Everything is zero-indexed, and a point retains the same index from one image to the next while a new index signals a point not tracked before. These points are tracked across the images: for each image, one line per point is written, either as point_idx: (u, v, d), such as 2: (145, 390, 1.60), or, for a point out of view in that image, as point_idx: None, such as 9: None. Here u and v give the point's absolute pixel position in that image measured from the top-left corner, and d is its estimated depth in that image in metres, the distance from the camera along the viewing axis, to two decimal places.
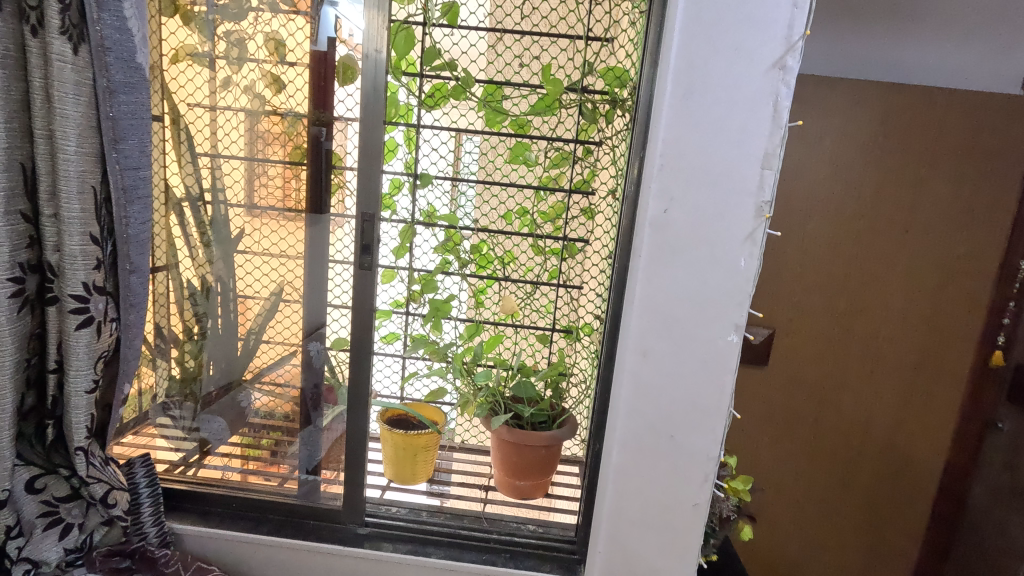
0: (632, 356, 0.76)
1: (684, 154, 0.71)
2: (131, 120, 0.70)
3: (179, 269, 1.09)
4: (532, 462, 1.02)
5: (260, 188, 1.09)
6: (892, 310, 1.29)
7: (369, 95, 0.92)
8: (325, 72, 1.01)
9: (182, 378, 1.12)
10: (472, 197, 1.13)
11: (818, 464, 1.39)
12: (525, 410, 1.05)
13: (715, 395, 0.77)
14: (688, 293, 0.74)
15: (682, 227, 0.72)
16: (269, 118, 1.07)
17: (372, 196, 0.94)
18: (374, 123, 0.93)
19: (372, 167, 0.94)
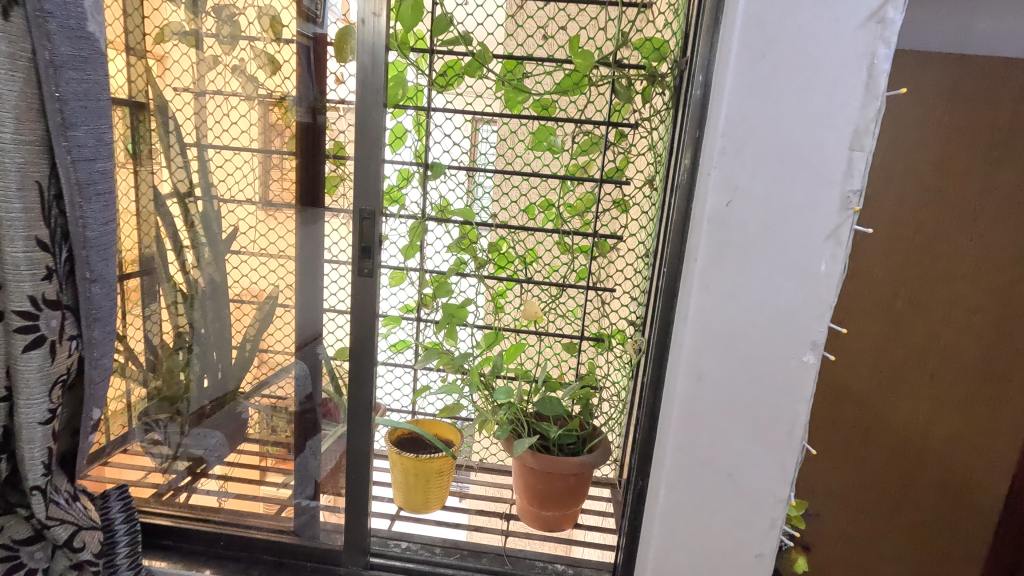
0: (684, 378, 0.63)
1: (752, 132, 0.57)
2: (82, 102, 0.59)
3: (163, 272, 0.98)
4: (560, 491, 0.90)
5: (277, 181, 0.98)
6: (957, 310, 1.13)
7: (365, 70, 0.80)
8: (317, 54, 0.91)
9: (169, 395, 1.02)
10: (490, 189, 1.00)
11: (867, 481, 1.23)
12: (552, 431, 0.92)
13: (784, 425, 0.63)
14: (754, 305, 0.61)
15: (748, 224, 0.59)
16: (276, 109, 0.96)
17: (372, 187, 0.82)
18: (372, 104, 0.80)
19: (371, 154, 0.82)
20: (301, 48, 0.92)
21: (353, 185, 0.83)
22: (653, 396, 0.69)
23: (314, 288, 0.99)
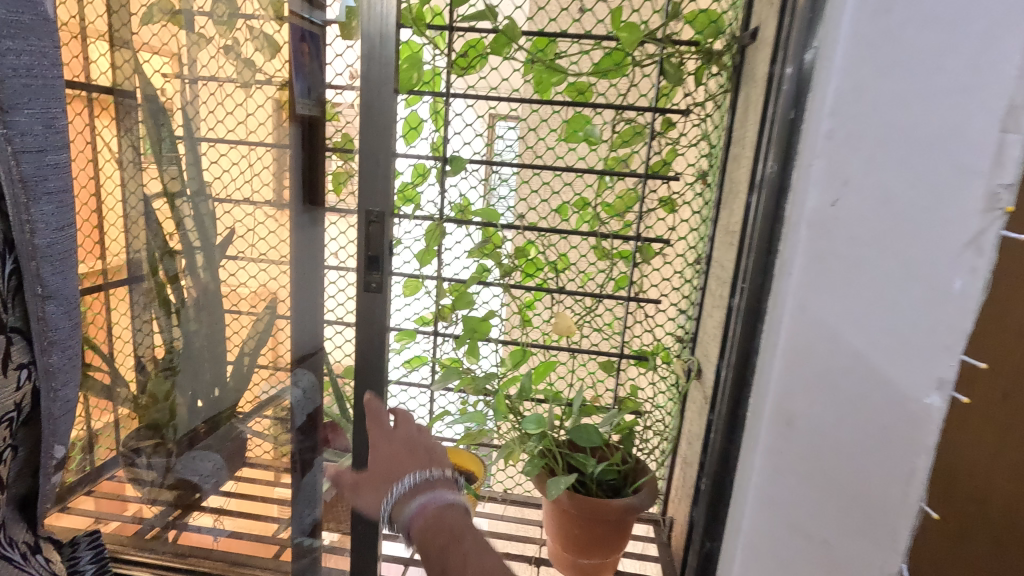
0: (770, 422, 0.50)
1: (871, 110, 0.44)
2: (23, 79, 0.48)
3: (150, 283, 0.86)
4: (600, 537, 0.78)
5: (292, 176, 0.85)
6: None
7: (373, 48, 0.68)
8: (310, 33, 0.79)
9: (153, 420, 0.91)
10: (514, 185, 0.88)
11: None
12: (589, 463, 0.79)
13: (897, 484, 0.50)
14: (864, 333, 0.48)
15: (862, 230, 0.46)
16: (279, 93, 0.83)
17: (380, 186, 0.70)
18: (381, 90, 0.69)
19: (379, 146, 0.69)
20: (307, 37, 0.79)
21: (359, 183, 0.71)
22: (726, 440, 0.56)
23: (312, 300, 0.88)
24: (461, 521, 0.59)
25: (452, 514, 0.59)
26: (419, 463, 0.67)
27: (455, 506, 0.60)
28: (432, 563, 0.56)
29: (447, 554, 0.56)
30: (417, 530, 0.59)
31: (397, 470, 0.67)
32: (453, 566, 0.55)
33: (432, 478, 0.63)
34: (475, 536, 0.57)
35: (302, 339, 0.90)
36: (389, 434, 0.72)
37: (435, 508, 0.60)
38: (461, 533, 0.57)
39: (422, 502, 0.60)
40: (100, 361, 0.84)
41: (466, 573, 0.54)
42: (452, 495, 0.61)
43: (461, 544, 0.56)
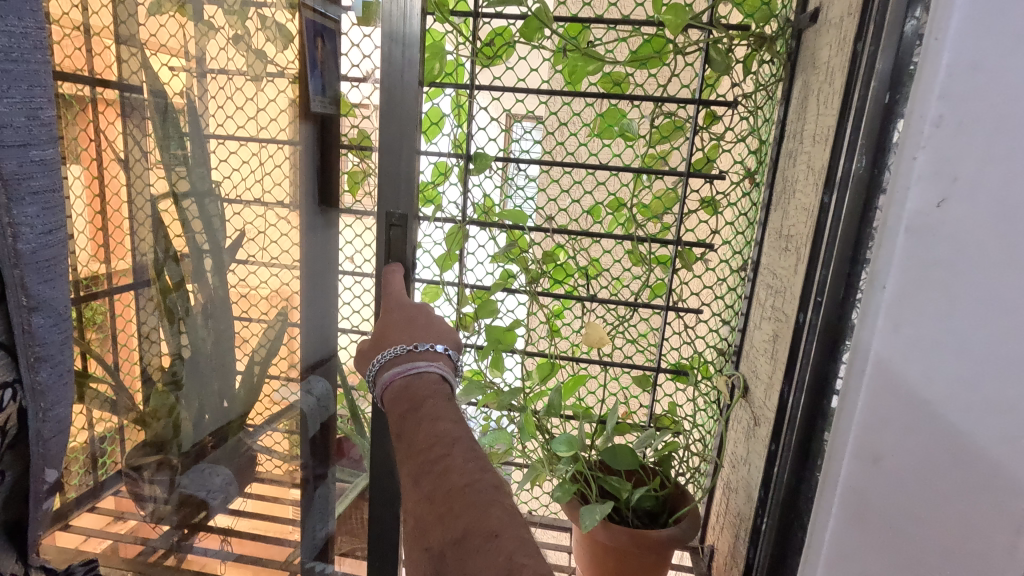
0: (852, 459, 0.43)
1: (992, 92, 0.36)
2: (1, 64, 0.43)
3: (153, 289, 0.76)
4: (635, 570, 0.72)
5: (308, 176, 0.81)
6: None
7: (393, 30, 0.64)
8: (321, 26, 0.74)
9: (157, 442, 0.81)
10: (535, 178, 0.80)
11: None
12: (627, 489, 0.73)
13: (1005, 537, 0.42)
14: (970, 358, 0.40)
15: (972, 236, 0.38)
16: (291, 87, 0.78)
17: (402, 180, 0.67)
18: (402, 88, 0.65)
19: (400, 141, 0.67)
20: (321, 34, 0.74)
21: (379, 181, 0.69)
22: (795, 475, 0.49)
23: (321, 307, 0.85)
24: (430, 385, 0.55)
25: (422, 380, 0.56)
26: (411, 330, 0.64)
27: (429, 375, 0.57)
28: (394, 426, 0.53)
29: (406, 420, 0.51)
30: (387, 396, 0.57)
31: (387, 337, 0.65)
32: (409, 427, 0.50)
33: (414, 351, 0.59)
34: (435, 401, 0.52)
35: (313, 346, 0.87)
36: (401, 300, 0.69)
37: (404, 377, 0.57)
38: (421, 395, 0.54)
39: (393, 371, 0.58)
40: (104, 372, 0.72)
41: (423, 428, 0.48)
42: (425, 363, 0.57)
43: (420, 408, 0.52)
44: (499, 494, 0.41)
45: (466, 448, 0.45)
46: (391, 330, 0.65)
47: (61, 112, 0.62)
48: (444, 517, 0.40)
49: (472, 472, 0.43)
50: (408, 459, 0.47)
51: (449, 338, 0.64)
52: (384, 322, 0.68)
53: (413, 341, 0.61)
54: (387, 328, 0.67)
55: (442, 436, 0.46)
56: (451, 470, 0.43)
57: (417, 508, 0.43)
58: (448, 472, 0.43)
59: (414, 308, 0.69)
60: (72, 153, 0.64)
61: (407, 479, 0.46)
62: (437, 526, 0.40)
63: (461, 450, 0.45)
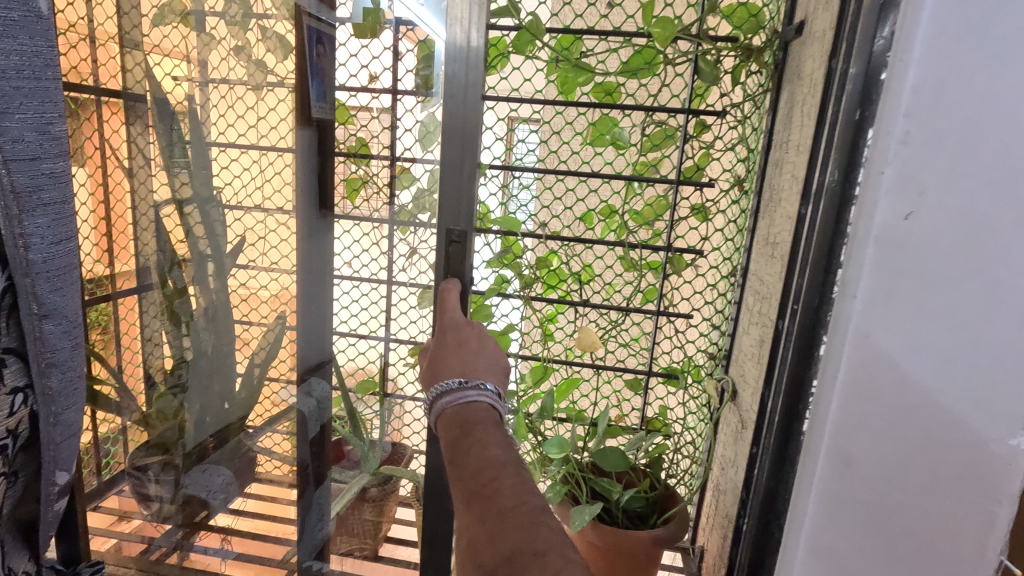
0: (827, 462, 0.45)
1: (955, 110, 0.38)
2: (13, 81, 0.45)
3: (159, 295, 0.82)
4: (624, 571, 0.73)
5: (304, 180, 0.82)
6: None
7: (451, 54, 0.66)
8: (319, 33, 0.76)
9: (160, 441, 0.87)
10: (531, 187, 0.81)
11: None
12: (615, 490, 0.75)
13: (975, 537, 0.44)
14: (940, 363, 0.41)
15: (939, 247, 0.40)
16: (288, 95, 0.80)
17: (459, 199, 0.70)
18: (460, 109, 0.67)
19: (458, 161, 0.68)
20: (323, 40, 0.76)
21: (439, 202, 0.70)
22: (773, 478, 0.50)
23: (318, 308, 0.86)
24: (480, 415, 0.55)
25: (473, 409, 0.56)
26: (464, 356, 0.63)
27: (479, 404, 0.56)
28: (446, 453, 0.53)
29: (456, 445, 0.52)
30: (440, 423, 0.57)
31: (438, 363, 0.64)
32: (459, 453, 0.51)
33: (466, 386, 0.57)
34: (485, 429, 0.52)
35: (309, 350, 0.88)
36: (455, 320, 0.69)
37: (454, 405, 0.56)
38: (471, 422, 0.54)
39: (445, 398, 0.57)
40: (107, 374, 0.79)
41: (472, 454, 0.49)
42: (476, 393, 0.56)
43: (469, 435, 0.52)
44: (550, 517, 0.42)
45: (516, 472, 0.46)
46: (446, 353, 0.64)
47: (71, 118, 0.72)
48: (495, 539, 0.41)
49: (522, 496, 0.44)
50: (458, 482, 0.49)
51: (500, 372, 0.61)
52: (439, 341, 0.69)
53: (466, 372, 0.59)
54: (443, 347, 0.67)
55: (492, 460, 0.47)
56: (501, 494, 0.44)
57: (469, 529, 0.45)
58: (497, 495, 0.44)
59: (468, 330, 0.68)
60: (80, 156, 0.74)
61: (458, 501, 0.48)
62: (486, 546, 0.41)
63: (509, 474, 0.46)
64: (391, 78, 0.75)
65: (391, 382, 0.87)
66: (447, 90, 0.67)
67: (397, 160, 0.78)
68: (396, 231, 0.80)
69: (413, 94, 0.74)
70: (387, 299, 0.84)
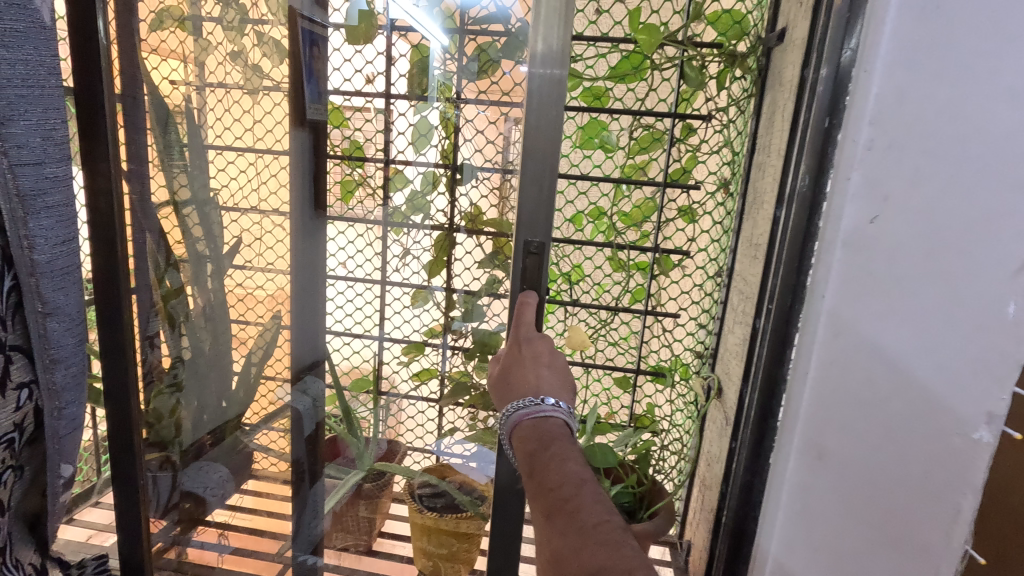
0: (800, 454, 0.46)
1: (917, 118, 0.40)
2: (18, 89, 0.46)
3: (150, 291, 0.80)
4: None
5: (298, 180, 0.85)
6: None
7: (537, 66, 0.62)
8: (314, 37, 0.79)
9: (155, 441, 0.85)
10: None
11: None
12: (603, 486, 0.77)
13: (940, 526, 0.46)
14: (907, 360, 0.43)
15: (903, 249, 0.42)
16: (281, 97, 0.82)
17: (537, 210, 0.64)
18: (543, 121, 0.62)
19: (541, 174, 0.63)
20: (318, 43, 0.79)
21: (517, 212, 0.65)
22: (749, 472, 0.52)
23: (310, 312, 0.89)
24: (556, 432, 0.57)
25: (549, 425, 0.58)
26: (541, 375, 0.63)
27: (553, 420, 0.59)
28: (522, 464, 0.57)
29: (534, 458, 0.55)
30: (514, 435, 0.60)
31: (516, 376, 0.64)
32: (537, 467, 0.54)
33: (542, 405, 0.59)
34: (561, 444, 0.55)
35: (303, 351, 0.90)
36: (529, 337, 0.65)
37: (531, 419, 0.59)
38: (548, 437, 0.56)
39: (521, 411, 0.60)
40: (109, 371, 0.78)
41: (549, 471, 0.52)
42: (551, 407, 0.59)
43: (547, 450, 0.55)
44: (629, 536, 0.46)
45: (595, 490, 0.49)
46: (521, 372, 0.63)
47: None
48: (582, 554, 0.45)
49: (603, 514, 0.47)
50: (538, 495, 0.52)
51: (570, 392, 0.62)
52: (513, 358, 0.66)
53: (539, 392, 0.61)
54: (517, 366, 0.64)
55: (570, 478, 0.50)
56: (582, 510, 0.48)
57: (551, 541, 0.49)
58: (579, 511, 0.48)
59: (543, 350, 0.65)
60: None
61: (537, 513, 0.52)
62: (573, 561, 0.46)
63: (588, 492, 0.50)
64: (384, 83, 0.78)
65: (385, 379, 0.90)
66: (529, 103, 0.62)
67: (392, 163, 0.81)
68: (390, 232, 0.83)
69: (405, 98, 0.78)
70: (381, 299, 0.87)
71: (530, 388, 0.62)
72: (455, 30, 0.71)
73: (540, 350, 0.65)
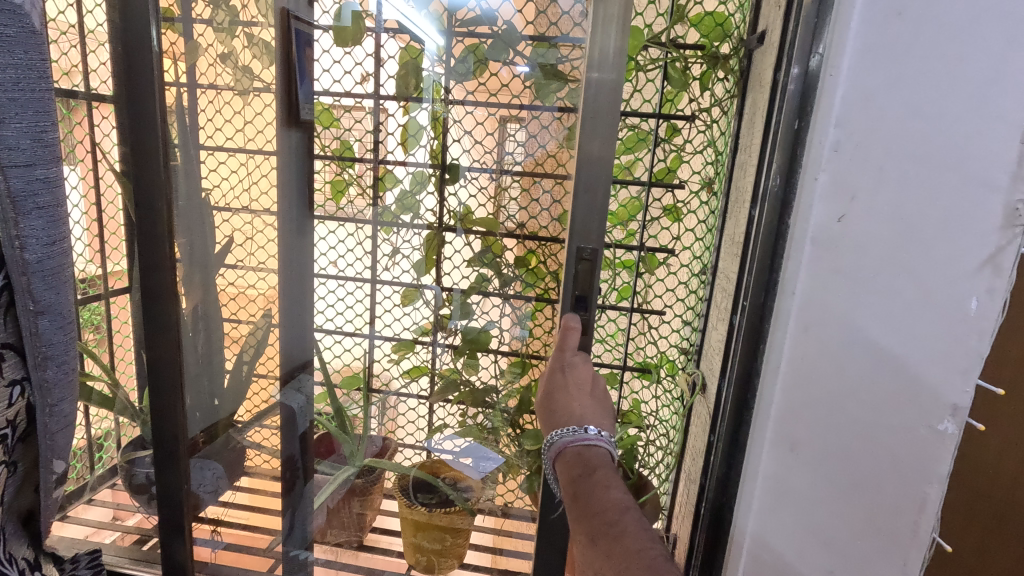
0: (772, 446, 0.48)
1: (880, 120, 0.41)
2: (8, 92, 0.47)
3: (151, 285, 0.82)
4: None
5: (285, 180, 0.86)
6: None
7: (593, 72, 0.59)
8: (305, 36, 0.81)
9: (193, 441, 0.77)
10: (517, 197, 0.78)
11: None
12: None
13: (908, 516, 0.47)
14: (873, 354, 0.45)
15: (869, 247, 0.43)
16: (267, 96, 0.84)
17: (592, 218, 0.62)
18: (600, 127, 0.60)
19: (596, 180, 0.61)
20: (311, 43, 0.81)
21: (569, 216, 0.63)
22: (726, 465, 0.53)
23: (297, 312, 0.91)
24: (601, 461, 0.59)
25: (593, 453, 0.60)
26: (583, 403, 0.63)
27: (598, 449, 0.60)
28: (566, 489, 0.59)
29: (579, 484, 0.57)
30: (558, 462, 0.61)
31: (558, 402, 0.64)
32: (581, 493, 0.56)
33: (586, 435, 0.60)
34: (606, 473, 0.57)
35: (292, 350, 0.91)
36: (573, 362, 0.64)
37: (576, 446, 0.60)
38: (593, 464, 0.58)
39: (565, 438, 0.61)
40: (100, 370, 0.85)
41: (594, 497, 0.55)
42: (595, 436, 0.60)
43: (592, 476, 0.57)
44: (670, 562, 0.48)
45: (639, 517, 0.52)
46: (565, 398, 0.64)
47: (64, 122, 0.82)
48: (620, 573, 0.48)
49: (646, 541, 0.50)
50: (582, 518, 0.54)
51: (610, 420, 0.63)
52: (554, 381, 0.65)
53: (583, 420, 0.62)
54: (559, 391, 0.65)
55: (614, 504, 0.53)
56: (626, 535, 0.50)
57: (593, 563, 0.51)
58: (623, 536, 0.51)
59: (586, 377, 0.64)
60: (73, 161, 0.84)
61: (580, 535, 0.54)
62: None
63: (632, 519, 0.52)
64: (373, 84, 0.80)
65: (375, 377, 0.92)
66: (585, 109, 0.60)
67: (381, 163, 0.83)
68: (380, 231, 0.86)
69: (395, 99, 0.80)
70: (371, 297, 0.89)
71: (573, 416, 0.62)
72: (445, 30, 0.75)
73: (581, 375, 0.64)
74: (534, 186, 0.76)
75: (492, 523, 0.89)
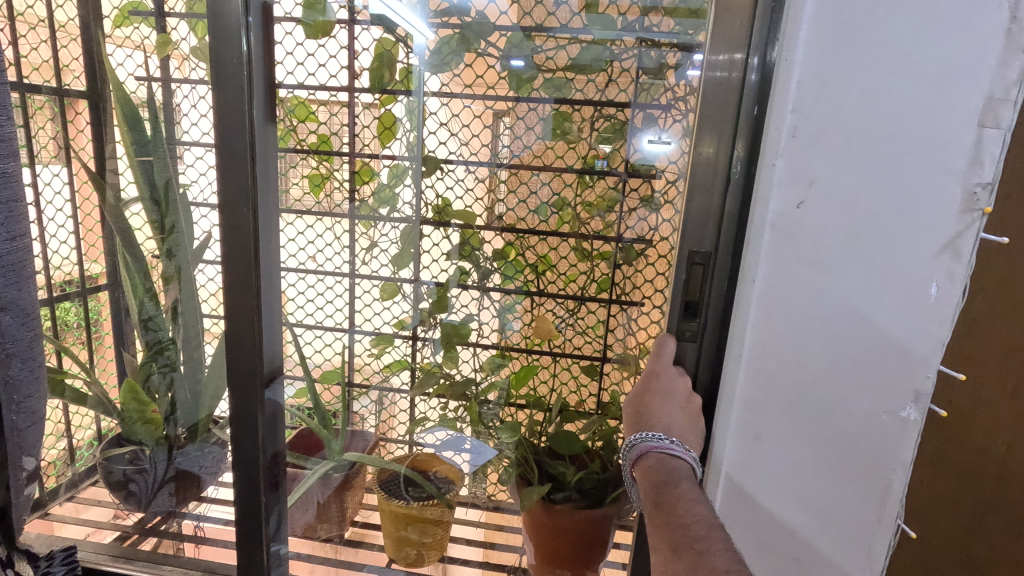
0: (736, 432, 0.49)
1: (836, 106, 0.41)
2: None
3: (135, 275, 0.83)
4: (558, 555, 0.81)
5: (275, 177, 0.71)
6: None
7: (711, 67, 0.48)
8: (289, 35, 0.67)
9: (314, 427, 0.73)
10: (504, 194, 0.79)
11: None
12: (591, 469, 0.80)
13: (873, 503, 0.47)
14: (835, 340, 0.45)
15: (828, 233, 0.43)
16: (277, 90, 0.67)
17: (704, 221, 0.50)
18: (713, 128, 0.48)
19: (711, 182, 0.49)
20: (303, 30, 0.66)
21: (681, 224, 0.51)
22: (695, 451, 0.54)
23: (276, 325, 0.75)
24: (686, 475, 0.49)
25: (677, 465, 0.50)
26: (673, 414, 0.53)
27: (683, 463, 0.50)
28: (645, 501, 0.49)
29: (658, 492, 0.48)
30: (637, 467, 0.52)
31: (648, 413, 0.54)
32: (662, 504, 0.47)
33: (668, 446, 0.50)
34: (693, 487, 0.47)
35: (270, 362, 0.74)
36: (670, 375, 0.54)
37: (658, 454, 0.51)
38: (678, 474, 0.48)
39: (646, 444, 0.52)
40: (78, 368, 0.83)
41: (678, 511, 0.45)
42: (679, 449, 0.50)
43: (674, 487, 0.47)
44: None
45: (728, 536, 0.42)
46: (654, 408, 0.53)
47: (31, 118, 0.80)
48: None
49: (736, 563, 0.40)
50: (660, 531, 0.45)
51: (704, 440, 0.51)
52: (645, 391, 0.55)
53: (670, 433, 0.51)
54: (648, 400, 0.55)
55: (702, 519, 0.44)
56: (712, 553, 0.41)
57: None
58: (708, 554, 0.41)
59: (680, 391, 0.52)
60: (45, 159, 0.82)
61: (659, 550, 0.45)
62: None
63: (721, 538, 0.42)
64: (348, 77, 0.79)
65: (357, 372, 0.92)
66: (701, 108, 0.48)
67: (357, 156, 0.82)
68: (358, 225, 0.86)
69: (370, 91, 0.79)
70: (350, 292, 0.89)
71: (657, 425, 0.52)
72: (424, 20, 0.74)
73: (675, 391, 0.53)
74: (530, 177, 0.78)
75: (484, 518, 0.90)
